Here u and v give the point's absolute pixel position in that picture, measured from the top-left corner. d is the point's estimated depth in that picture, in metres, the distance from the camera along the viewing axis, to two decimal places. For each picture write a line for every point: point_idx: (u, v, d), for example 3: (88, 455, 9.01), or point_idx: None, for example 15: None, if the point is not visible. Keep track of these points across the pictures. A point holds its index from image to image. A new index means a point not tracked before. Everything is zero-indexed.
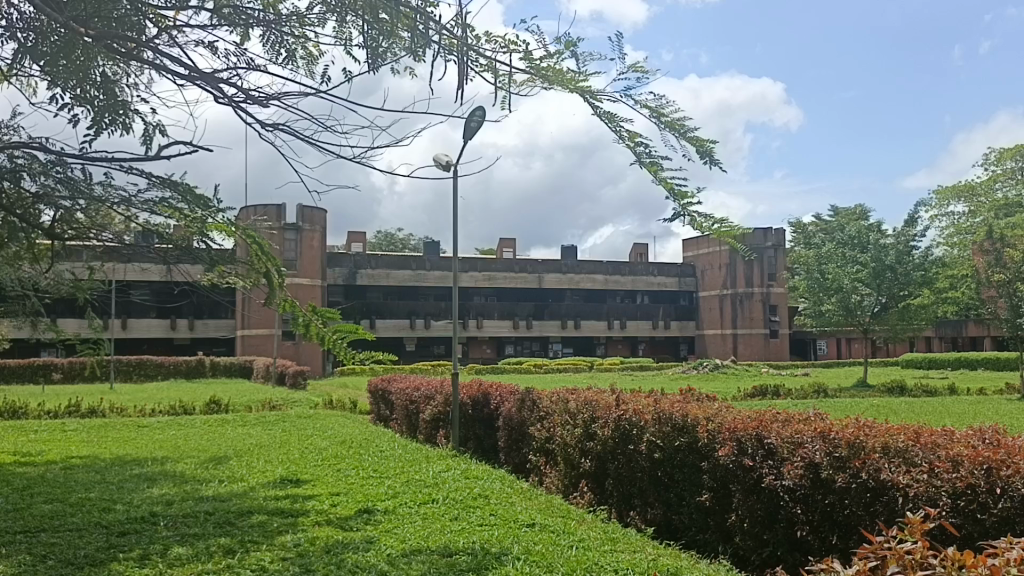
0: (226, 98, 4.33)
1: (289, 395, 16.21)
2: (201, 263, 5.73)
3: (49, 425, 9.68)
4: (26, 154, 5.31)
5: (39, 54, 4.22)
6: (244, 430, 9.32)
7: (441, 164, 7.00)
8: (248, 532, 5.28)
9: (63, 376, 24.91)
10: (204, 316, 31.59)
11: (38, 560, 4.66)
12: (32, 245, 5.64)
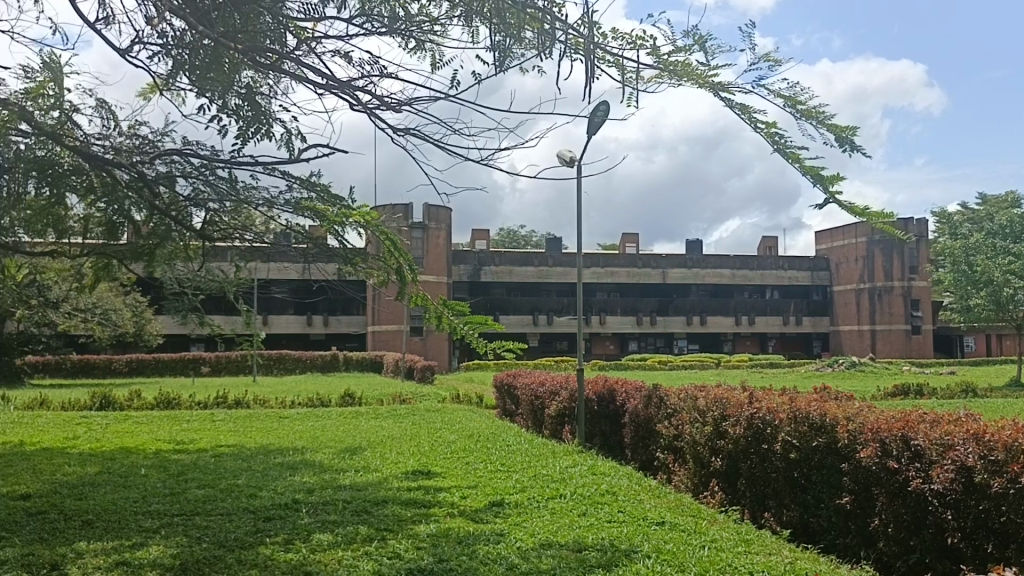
0: (362, 105, 4.44)
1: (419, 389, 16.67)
2: (336, 261, 5.95)
3: (200, 415, 10.32)
4: (180, 160, 5.68)
5: (190, 68, 4.48)
6: (377, 422, 9.64)
7: (564, 160, 6.99)
8: (383, 521, 5.45)
9: (211, 369, 26.54)
10: (338, 312, 32.92)
11: (193, 542, 4.97)
12: (185, 245, 6.02)
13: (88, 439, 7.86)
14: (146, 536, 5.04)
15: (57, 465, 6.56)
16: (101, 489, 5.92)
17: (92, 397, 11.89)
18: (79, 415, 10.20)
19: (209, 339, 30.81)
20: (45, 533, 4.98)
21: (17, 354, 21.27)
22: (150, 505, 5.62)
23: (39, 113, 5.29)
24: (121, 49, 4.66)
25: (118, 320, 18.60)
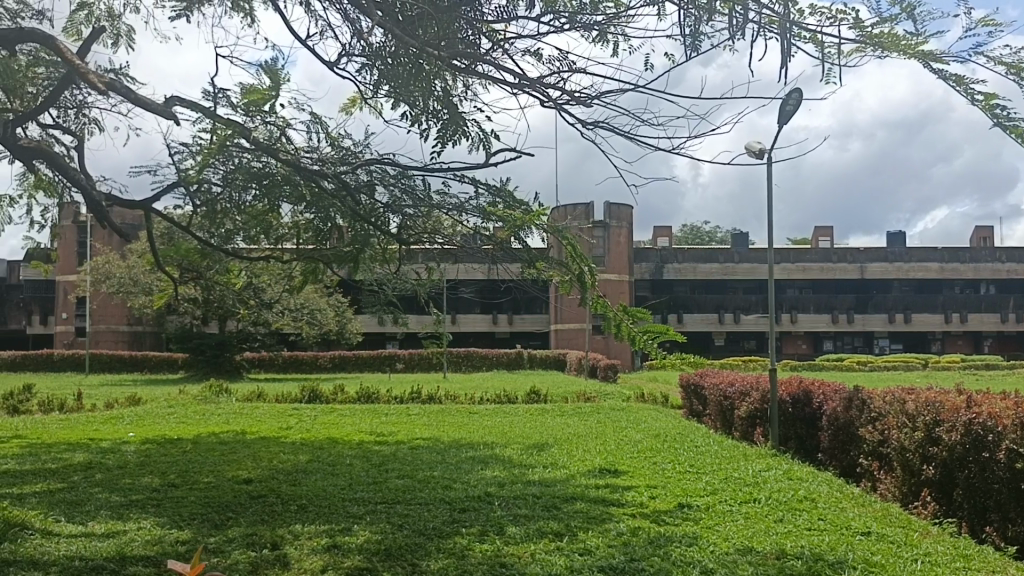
0: (552, 101, 4.45)
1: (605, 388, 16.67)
2: (522, 262, 6.03)
3: (397, 409, 10.87)
4: (379, 168, 5.99)
5: (393, 75, 4.73)
6: (563, 419, 9.75)
7: (752, 152, 6.74)
8: (573, 517, 5.49)
9: (404, 366, 27.97)
10: (522, 312, 33.66)
11: (396, 529, 5.23)
12: (381, 248, 6.35)
13: (299, 429, 8.49)
14: (352, 521, 5.36)
15: (274, 453, 7.13)
16: (312, 476, 6.37)
17: (303, 390, 12.84)
18: (290, 408, 11.06)
19: (401, 337, 32.40)
20: (266, 515, 5.42)
21: (238, 351, 23.34)
22: (355, 492, 5.98)
23: (256, 128, 5.75)
24: (330, 62, 5.00)
25: (323, 320, 19.97)
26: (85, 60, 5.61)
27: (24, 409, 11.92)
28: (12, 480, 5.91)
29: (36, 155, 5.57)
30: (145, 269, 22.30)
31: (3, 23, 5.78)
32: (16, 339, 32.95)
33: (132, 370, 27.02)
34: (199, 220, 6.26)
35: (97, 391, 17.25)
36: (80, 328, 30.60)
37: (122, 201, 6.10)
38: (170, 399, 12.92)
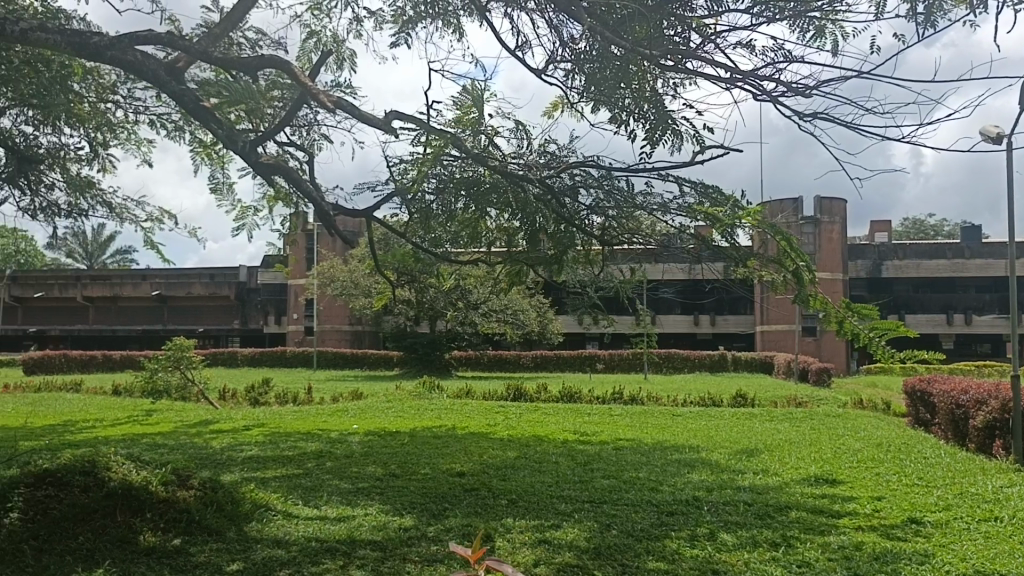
0: (766, 94, 4.30)
1: (821, 392, 15.82)
2: (730, 262, 5.86)
3: (601, 409, 10.93)
4: (582, 171, 6.05)
5: (600, 78, 4.77)
6: (773, 425, 9.38)
7: (989, 137, 6.15)
8: (789, 527, 5.26)
9: (605, 366, 28.15)
10: (726, 312, 32.83)
11: (604, 529, 5.25)
12: (585, 250, 6.41)
13: (507, 426, 8.76)
14: (562, 518, 5.44)
15: (484, 449, 7.39)
16: (521, 472, 6.54)
17: (509, 389, 13.23)
18: (498, 405, 11.43)
19: (600, 337, 32.49)
20: (479, 507, 5.64)
21: (448, 349, 24.42)
22: (563, 490, 6.08)
23: (466, 137, 5.99)
24: (539, 68, 5.13)
25: (528, 321, 20.41)
26: (316, 82, 6.09)
27: (263, 400, 13.15)
28: (257, 465, 6.54)
29: (275, 171, 6.10)
30: (364, 272, 23.89)
31: (246, 52, 6.38)
32: (254, 337, 36.37)
33: (353, 366, 29.01)
34: (413, 228, 6.63)
35: (326, 385, 18.73)
36: (308, 327, 33.24)
37: (347, 210, 6.57)
38: (389, 394, 13.76)
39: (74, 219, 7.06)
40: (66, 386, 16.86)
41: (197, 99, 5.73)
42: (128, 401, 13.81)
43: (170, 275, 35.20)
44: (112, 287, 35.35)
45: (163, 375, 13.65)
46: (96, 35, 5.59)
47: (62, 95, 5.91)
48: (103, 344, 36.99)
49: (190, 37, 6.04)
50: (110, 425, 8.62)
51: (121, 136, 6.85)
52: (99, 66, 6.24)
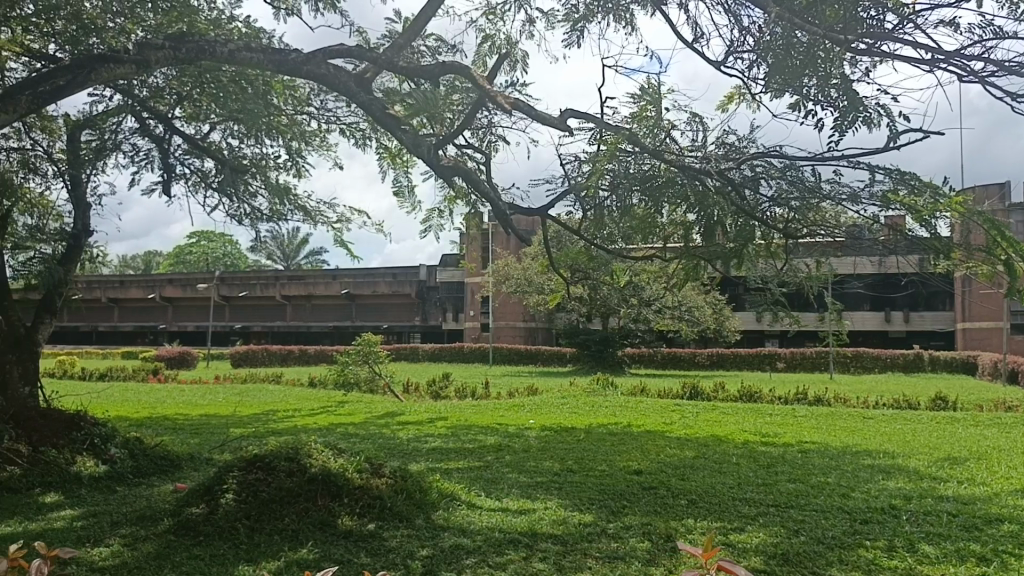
0: (974, 74, 4.00)
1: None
2: (928, 254, 5.47)
3: (783, 409, 10.54)
4: (764, 161, 5.84)
5: (785, 65, 4.60)
6: (978, 430, 8.66)
7: None
8: (1002, 542, 4.83)
9: (785, 365, 27.08)
10: (920, 308, 30.73)
11: (792, 534, 5.05)
12: (766, 244, 6.18)
13: (684, 425, 8.62)
14: (745, 522, 5.28)
15: (662, 447, 7.31)
16: (700, 472, 6.41)
17: (685, 387, 13.02)
18: (674, 403, 11.29)
19: (779, 335, 31.31)
20: (659, 506, 5.58)
21: (621, 346, 24.36)
22: (746, 492, 5.90)
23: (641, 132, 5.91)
24: (720, 59, 5.02)
25: (703, 317, 19.97)
26: (494, 85, 6.23)
27: (444, 394, 13.68)
28: (441, 456, 6.79)
29: (456, 173, 6.29)
30: (538, 270, 24.25)
31: (427, 59, 6.64)
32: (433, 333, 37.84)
33: (527, 362, 29.52)
34: (585, 227, 6.59)
35: (502, 380, 19.20)
36: (484, 324, 34.28)
37: (523, 209, 6.68)
38: (563, 390, 13.92)
39: (274, 223, 7.61)
40: (270, 378, 18.30)
41: (384, 107, 6.00)
42: (323, 393, 14.78)
43: (357, 275, 37.28)
44: (305, 287, 37.93)
45: (354, 369, 14.51)
46: (294, 51, 5.97)
47: (264, 108, 6.39)
48: (297, 339, 39.79)
49: (376, 48, 6.35)
50: (306, 415, 9.26)
51: (314, 145, 7.32)
52: (296, 81, 6.69)
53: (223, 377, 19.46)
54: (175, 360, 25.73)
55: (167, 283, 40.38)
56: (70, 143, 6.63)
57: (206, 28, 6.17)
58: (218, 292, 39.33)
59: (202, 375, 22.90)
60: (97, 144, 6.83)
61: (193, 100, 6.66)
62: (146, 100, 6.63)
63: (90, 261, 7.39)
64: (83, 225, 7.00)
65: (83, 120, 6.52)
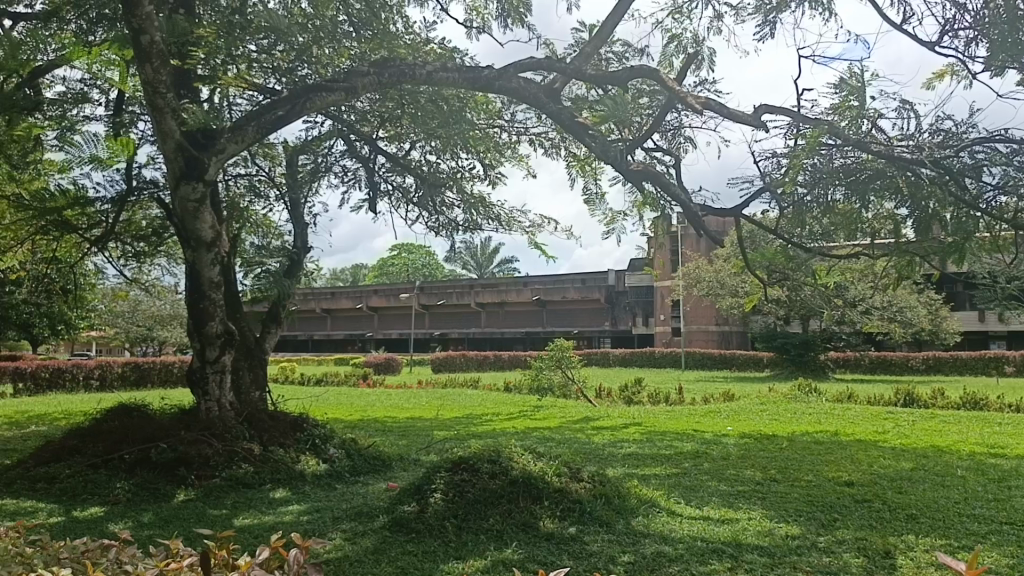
0: None
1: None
2: None
3: (1014, 418, 9.58)
4: (987, 147, 5.35)
5: (1009, 41, 4.21)
6: None
7: None
8: None
9: (1015, 369, 24.59)
10: None
11: None
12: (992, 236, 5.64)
13: (898, 434, 8.05)
14: (975, 540, 4.85)
15: (874, 457, 6.87)
16: (920, 486, 5.96)
17: (898, 393, 12.16)
18: (887, 411, 10.58)
19: (1006, 337, 28.52)
20: (874, 520, 5.25)
21: (823, 350, 23.19)
22: (974, 508, 5.42)
23: (844, 124, 5.53)
24: (933, 41, 4.68)
25: (917, 318, 18.58)
26: (683, 85, 6.13)
27: (637, 399, 13.62)
28: (638, 462, 6.76)
29: (646, 177, 6.21)
30: (732, 272, 23.59)
31: (614, 65, 6.65)
32: (624, 338, 37.75)
33: (722, 367, 28.76)
34: (783, 227, 6.26)
35: (698, 386, 18.84)
36: (676, 328, 34.19)
37: (716, 210, 6.51)
38: (762, 396, 13.45)
39: (470, 233, 7.91)
40: (470, 383, 19.04)
41: (573, 115, 6.07)
42: (519, 398, 15.16)
43: (548, 281, 37.74)
44: (497, 294, 39.07)
45: (548, 374, 14.79)
46: (486, 68, 6.19)
47: (458, 124, 6.66)
48: (490, 345, 41.04)
49: (564, 58, 6.44)
50: (504, 419, 9.53)
51: (506, 156, 7.54)
52: (488, 96, 6.92)
53: (427, 382, 20.44)
54: (382, 365, 27.33)
55: (372, 294, 43.03)
56: (289, 167, 7.25)
57: (404, 51, 6.53)
58: (418, 301, 41.39)
59: (407, 380, 24.15)
60: (312, 167, 7.41)
61: (394, 121, 7.07)
62: (352, 124, 7.12)
63: (307, 275, 8.03)
64: (301, 241, 7.63)
65: (300, 145, 7.11)
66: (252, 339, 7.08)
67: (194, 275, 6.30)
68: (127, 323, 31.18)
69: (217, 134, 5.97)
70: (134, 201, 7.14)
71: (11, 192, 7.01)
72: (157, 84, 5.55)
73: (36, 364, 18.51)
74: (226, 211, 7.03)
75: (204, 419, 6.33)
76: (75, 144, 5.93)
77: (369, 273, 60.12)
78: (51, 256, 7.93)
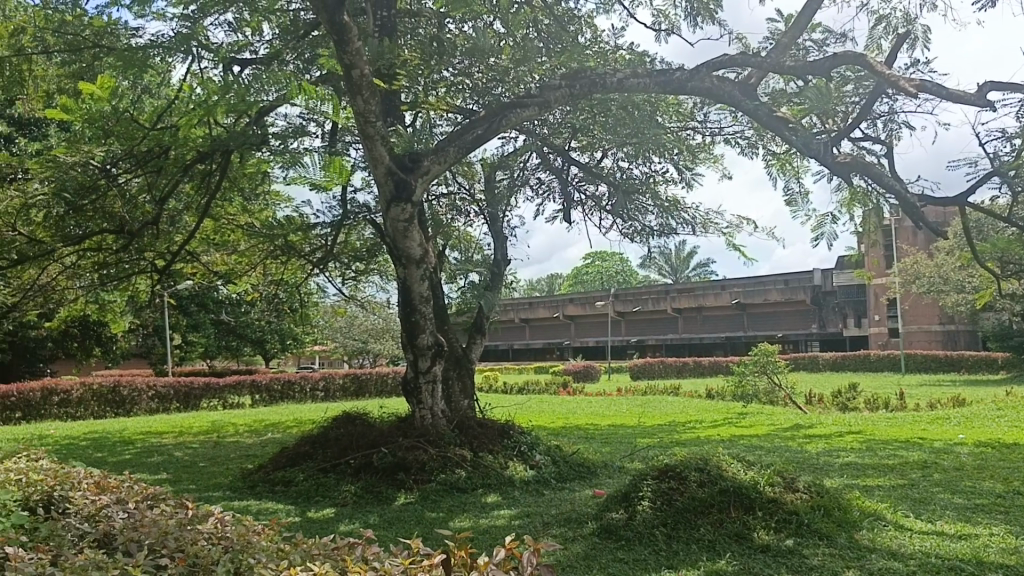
0: None
1: None
2: None
3: None
4: None
5: None
6: None
7: None
8: None
9: None
10: None
11: None
12: None
13: None
14: None
15: None
16: None
17: None
18: None
19: None
20: None
21: None
22: None
23: None
24: None
25: None
26: (893, 68, 5.74)
27: (852, 405, 12.86)
28: (857, 472, 6.37)
29: (854, 169, 5.87)
30: (956, 265, 21.77)
31: (813, 53, 6.35)
32: (833, 341, 35.82)
33: (948, 370, 26.55)
34: (1016, 214, 5.69)
35: (922, 391, 17.48)
36: (891, 330, 33.02)
37: (936, 200, 6.02)
38: (999, 400, 12.26)
39: (666, 238, 7.82)
40: (671, 389, 18.81)
41: (771, 110, 5.84)
42: (723, 404, 14.73)
43: (747, 284, 35.92)
44: (694, 300, 37.94)
45: (752, 380, 14.29)
46: (678, 70, 6.11)
47: (651, 129, 6.62)
48: (687, 351, 40.21)
49: (759, 52, 6.23)
50: (708, 426, 9.31)
51: (700, 158, 7.41)
52: (680, 97, 6.85)
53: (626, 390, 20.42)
54: (581, 373, 27.58)
55: (568, 302, 43.47)
56: (488, 184, 7.53)
57: (593, 61, 6.55)
58: (613, 309, 41.35)
59: (606, 387, 24.20)
60: (508, 182, 7.65)
61: (586, 131, 7.15)
62: (545, 137, 7.28)
63: (507, 285, 8.27)
64: (501, 254, 7.89)
65: (497, 162, 7.36)
66: (460, 349, 7.39)
67: (405, 291, 6.68)
68: (345, 338, 33.58)
69: (421, 157, 6.30)
70: (349, 224, 7.68)
71: (246, 221, 7.78)
72: (368, 114, 5.95)
73: (270, 376, 20.37)
74: (431, 229, 7.40)
75: (420, 426, 6.68)
76: (297, 173, 6.46)
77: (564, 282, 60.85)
78: (280, 277, 8.70)
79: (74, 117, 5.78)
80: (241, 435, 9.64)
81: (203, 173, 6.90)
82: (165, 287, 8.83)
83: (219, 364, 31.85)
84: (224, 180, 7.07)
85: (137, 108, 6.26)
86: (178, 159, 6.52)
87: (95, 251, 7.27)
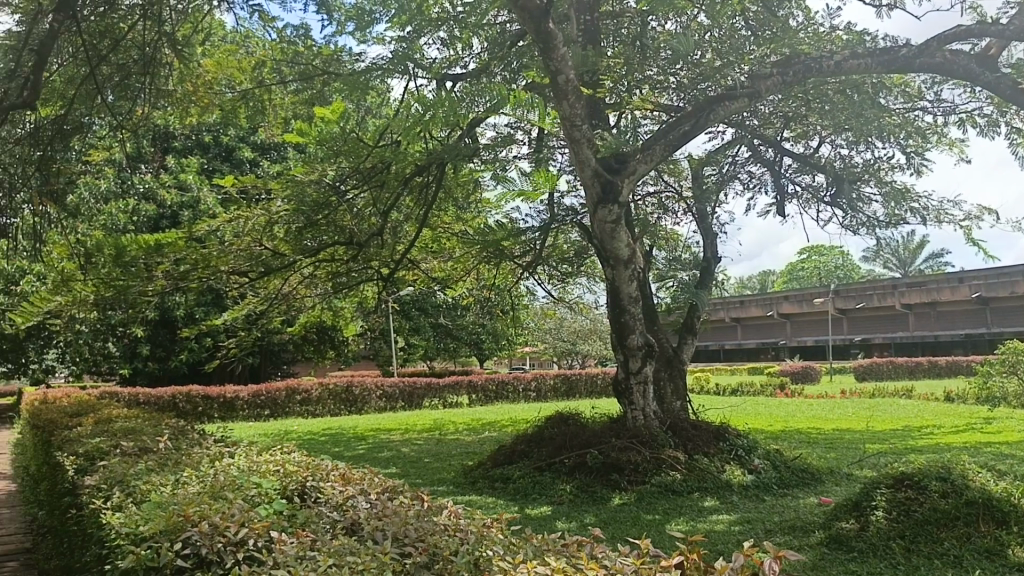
0: None
1: None
2: None
3: None
4: None
5: None
6: None
7: None
8: None
9: None
10: None
11: None
12: None
13: None
14: None
15: None
16: None
17: None
18: None
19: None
20: None
21: None
22: None
23: None
24: None
25: None
26: None
27: None
28: None
29: None
30: None
31: None
32: None
33: None
34: None
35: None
36: None
37: None
38: None
39: (892, 229, 7.27)
40: (904, 391, 17.38)
41: (1014, 83, 5.27)
42: (966, 408, 13.42)
43: (990, 275, 32.51)
44: (926, 293, 35.00)
45: (1000, 382, 12.92)
46: (903, 47, 5.67)
47: (873, 113, 6.19)
48: (918, 350, 37.12)
49: (998, 20, 5.66)
50: (948, 431, 8.53)
51: (932, 141, 6.82)
52: (905, 76, 6.37)
53: (852, 391, 19.12)
54: (799, 373, 26.29)
55: (783, 300, 41.47)
56: (695, 181, 7.38)
57: (807, 45, 6.24)
58: (833, 306, 38.97)
59: (829, 388, 22.82)
60: (718, 177, 7.46)
61: (799, 120, 6.83)
62: (755, 129, 7.02)
63: (717, 283, 8.05)
64: (711, 252, 7.71)
65: (705, 157, 7.19)
66: (671, 349, 7.29)
67: (614, 291, 6.70)
68: (555, 339, 34.20)
69: (628, 157, 6.30)
70: (557, 227, 7.82)
71: (460, 229, 8.13)
72: (574, 118, 6.05)
73: (485, 377, 21.12)
74: (638, 229, 7.37)
75: (632, 427, 6.65)
76: (506, 181, 6.66)
77: (779, 279, 58.05)
78: (493, 282, 9.00)
79: (308, 139, 6.29)
80: (462, 433, 10.08)
81: (421, 185, 7.30)
82: (390, 292, 9.41)
83: (439, 365, 33.55)
84: (439, 190, 7.44)
85: (361, 128, 6.73)
86: (398, 172, 6.93)
87: (329, 262, 7.89)
